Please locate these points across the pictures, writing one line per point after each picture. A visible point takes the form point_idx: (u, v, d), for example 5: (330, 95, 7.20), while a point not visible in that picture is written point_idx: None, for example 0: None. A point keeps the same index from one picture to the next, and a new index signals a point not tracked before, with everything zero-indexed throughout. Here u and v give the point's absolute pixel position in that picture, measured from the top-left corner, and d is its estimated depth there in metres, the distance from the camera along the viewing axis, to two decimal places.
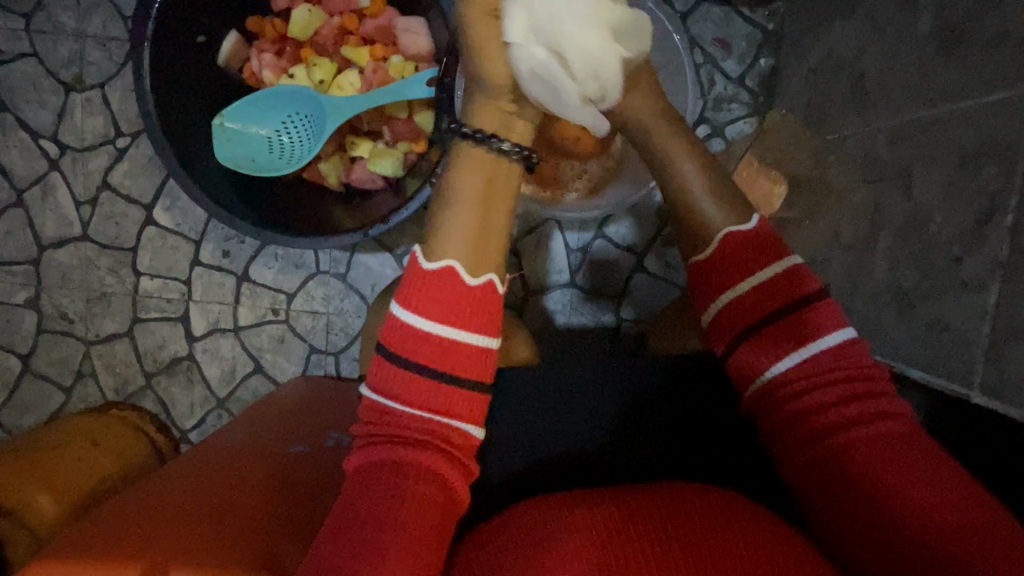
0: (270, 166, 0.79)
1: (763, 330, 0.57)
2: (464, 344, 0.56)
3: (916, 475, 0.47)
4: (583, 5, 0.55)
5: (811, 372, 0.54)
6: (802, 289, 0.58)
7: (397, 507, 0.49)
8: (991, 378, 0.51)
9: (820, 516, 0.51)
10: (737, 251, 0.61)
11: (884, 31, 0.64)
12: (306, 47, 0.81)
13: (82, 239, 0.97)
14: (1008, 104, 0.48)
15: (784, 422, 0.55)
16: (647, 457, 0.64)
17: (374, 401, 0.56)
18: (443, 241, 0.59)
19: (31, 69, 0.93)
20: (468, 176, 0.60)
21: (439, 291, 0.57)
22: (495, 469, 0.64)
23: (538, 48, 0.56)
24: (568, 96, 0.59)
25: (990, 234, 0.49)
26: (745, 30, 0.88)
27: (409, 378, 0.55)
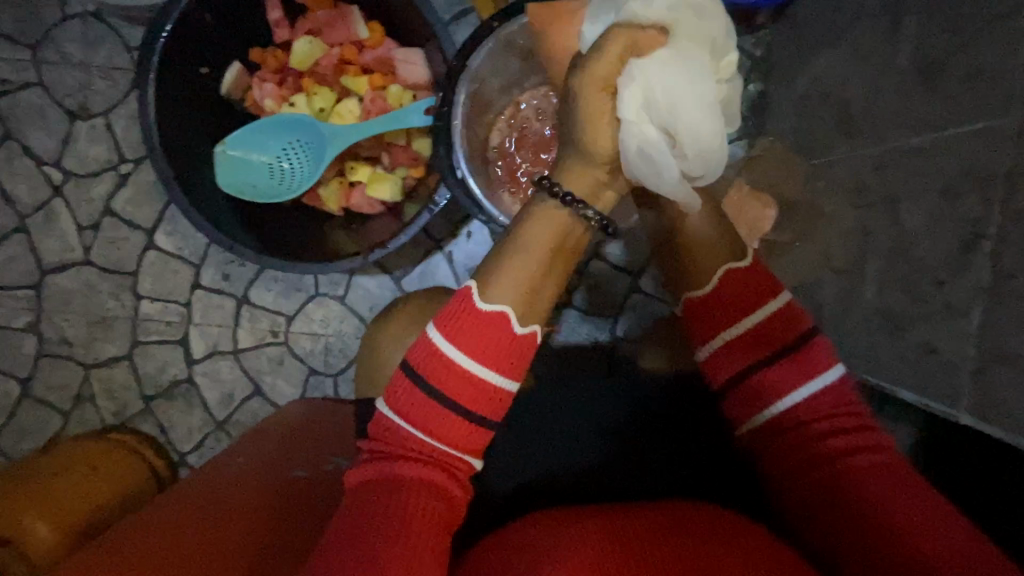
0: (271, 192, 0.81)
1: (771, 365, 0.57)
2: (480, 377, 0.53)
3: (911, 503, 0.48)
4: (701, 85, 0.50)
5: (806, 407, 0.56)
6: (802, 324, 0.58)
7: (392, 527, 0.49)
8: (978, 402, 0.52)
9: (814, 541, 0.51)
10: (734, 288, 0.60)
11: (869, 62, 0.66)
12: (307, 77, 0.83)
13: (84, 263, 0.98)
14: (986, 135, 0.50)
15: (783, 452, 0.56)
16: (643, 485, 0.64)
17: (379, 418, 0.56)
18: (503, 284, 0.54)
19: (37, 98, 0.95)
20: (546, 228, 0.54)
21: (485, 334, 0.53)
22: (490, 489, 0.64)
23: (651, 124, 0.49)
24: (670, 175, 0.52)
25: (973, 260, 0.51)
26: (735, 56, 0.91)
27: (416, 399, 0.54)
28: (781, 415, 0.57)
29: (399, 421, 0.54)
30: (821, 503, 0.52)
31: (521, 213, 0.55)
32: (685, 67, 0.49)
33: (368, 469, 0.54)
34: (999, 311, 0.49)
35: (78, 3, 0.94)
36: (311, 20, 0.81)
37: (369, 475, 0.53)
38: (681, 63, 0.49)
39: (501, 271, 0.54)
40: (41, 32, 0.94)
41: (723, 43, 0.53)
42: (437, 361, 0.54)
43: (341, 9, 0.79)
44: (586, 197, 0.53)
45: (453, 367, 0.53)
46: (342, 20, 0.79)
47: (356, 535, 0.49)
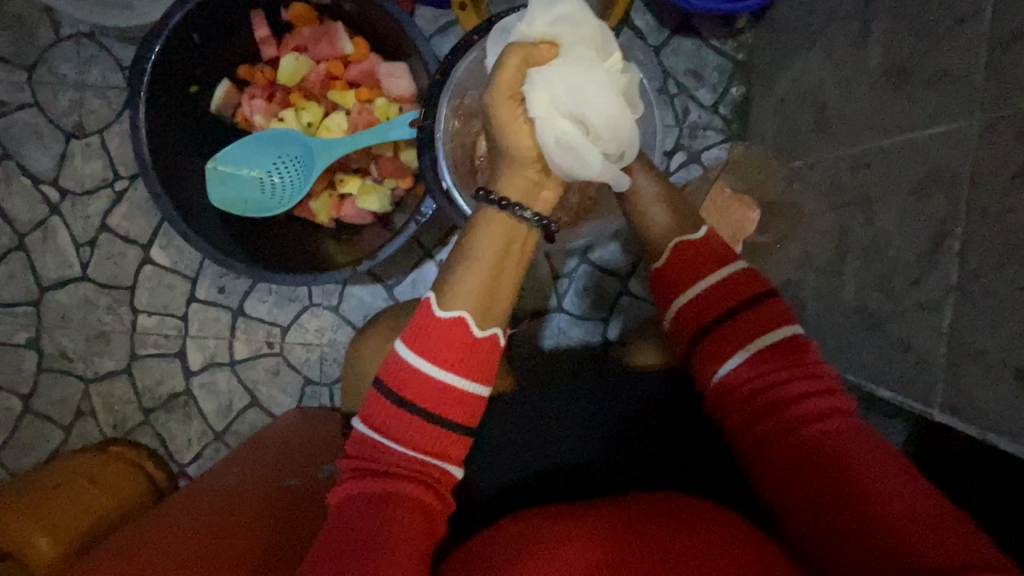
0: (262, 206, 0.82)
1: (711, 336, 0.61)
2: (454, 388, 0.55)
3: (869, 467, 0.50)
4: (598, 74, 0.54)
5: (764, 372, 0.57)
6: (752, 288, 0.61)
7: (376, 539, 0.50)
8: (951, 397, 0.53)
9: (782, 509, 0.53)
10: (687, 257, 0.64)
11: (842, 66, 0.67)
12: (295, 92, 0.85)
13: (82, 279, 1.00)
14: (952, 136, 0.51)
15: (745, 421, 0.57)
16: (622, 466, 0.66)
17: (355, 436, 0.57)
18: (457, 294, 0.56)
19: (33, 119, 0.97)
20: (493, 234, 0.55)
21: (447, 340, 0.55)
22: (477, 490, 0.65)
23: (562, 119, 0.52)
24: (594, 159, 0.55)
25: (942, 258, 0.52)
26: (716, 60, 0.92)
27: (391, 413, 0.55)
28: (739, 382, 0.58)
29: (376, 436, 0.56)
30: (782, 472, 0.54)
31: (468, 223, 0.57)
32: (577, 65, 0.53)
33: (350, 486, 0.55)
34: (968, 309, 0.50)
35: (72, 25, 0.96)
36: (296, 37, 0.82)
37: (350, 492, 0.54)
38: (574, 65, 0.53)
39: (453, 279, 0.56)
40: (36, 54, 0.96)
41: (608, 42, 0.58)
42: (413, 373, 0.55)
43: (326, 26, 0.81)
44: (518, 198, 0.55)
45: (427, 381, 0.55)
46: (328, 36, 0.81)
47: (340, 549, 0.50)
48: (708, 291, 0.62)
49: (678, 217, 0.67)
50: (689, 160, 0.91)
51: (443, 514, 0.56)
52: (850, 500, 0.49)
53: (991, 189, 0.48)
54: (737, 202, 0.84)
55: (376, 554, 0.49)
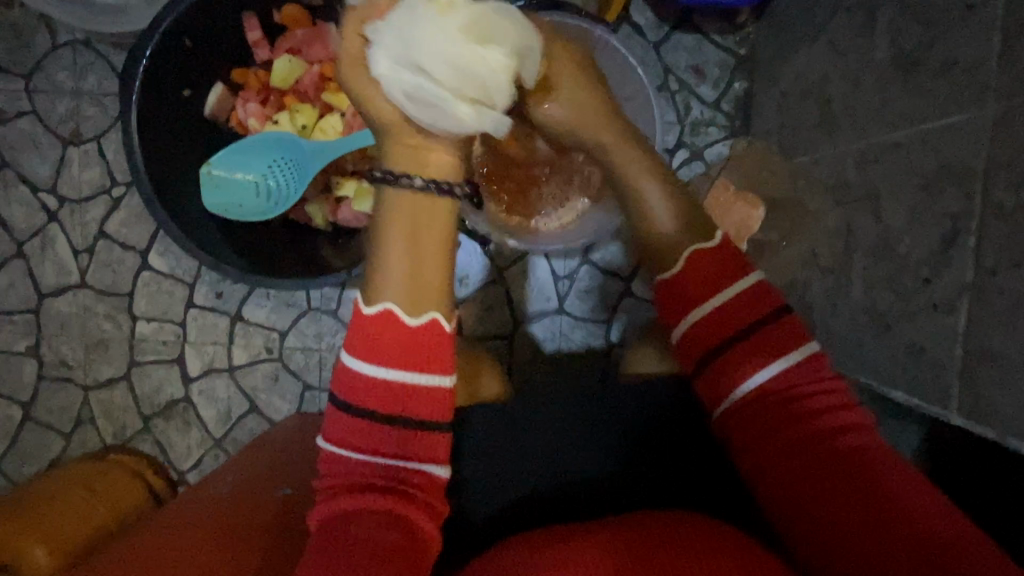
0: (259, 210, 0.81)
1: (726, 350, 0.58)
2: (417, 388, 0.56)
3: (889, 489, 0.48)
4: (435, 10, 0.50)
5: (780, 389, 0.55)
6: (765, 302, 0.59)
7: (369, 551, 0.48)
8: (966, 401, 0.50)
9: (792, 530, 0.51)
10: (698, 269, 0.61)
11: (846, 58, 0.65)
12: (289, 94, 0.84)
13: (80, 287, 0.99)
14: (964, 128, 0.49)
15: (757, 439, 0.55)
16: (622, 482, 0.64)
17: (328, 454, 0.56)
18: (383, 287, 0.57)
19: (31, 127, 0.97)
20: (398, 218, 0.57)
21: (382, 335, 0.56)
22: (475, 506, 0.64)
23: (403, 72, 0.50)
24: (452, 109, 0.51)
25: (956, 254, 0.50)
26: (718, 56, 0.90)
27: (363, 424, 0.55)
28: (752, 399, 0.56)
29: (354, 449, 0.55)
30: (793, 492, 0.51)
31: (376, 212, 0.58)
32: (419, 16, 0.50)
33: (330, 503, 0.53)
34: (983, 307, 0.48)
35: (67, 32, 0.95)
36: (289, 39, 0.82)
37: (330, 510, 0.52)
38: (409, 7, 0.50)
39: (374, 272, 0.58)
40: (32, 62, 0.96)
41: None
42: (375, 379, 0.56)
43: (319, 28, 0.80)
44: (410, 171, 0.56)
45: (388, 384, 0.56)
46: (321, 38, 0.80)
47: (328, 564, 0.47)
48: (720, 306, 0.59)
49: (686, 223, 0.64)
50: (691, 158, 0.89)
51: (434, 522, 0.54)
52: (867, 522, 0.47)
53: (1007, 182, 0.45)
54: (741, 199, 0.83)
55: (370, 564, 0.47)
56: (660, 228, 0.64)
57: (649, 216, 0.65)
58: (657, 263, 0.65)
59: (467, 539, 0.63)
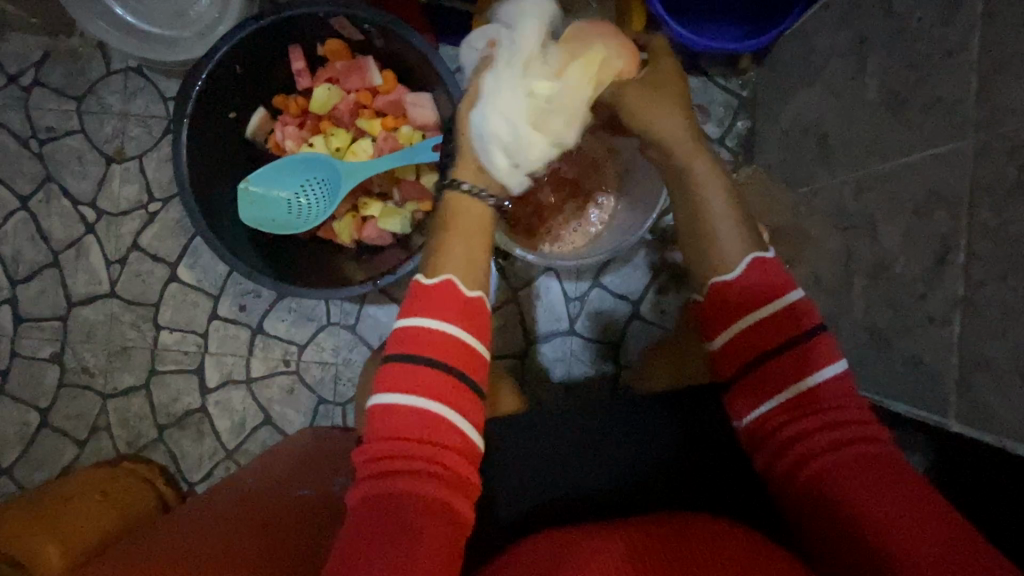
0: (288, 225, 0.86)
1: (777, 358, 0.59)
2: (466, 347, 0.60)
3: (892, 495, 0.50)
4: (516, 82, 0.63)
5: (799, 403, 0.57)
6: (807, 322, 0.60)
7: (405, 543, 0.50)
8: (964, 407, 0.53)
9: (812, 535, 0.54)
10: (752, 281, 0.61)
11: (842, 98, 0.72)
12: (326, 119, 0.91)
13: (108, 296, 1.03)
14: (950, 157, 0.54)
15: (774, 450, 0.57)
16: (641, 487, 0.66)
17: (377, 419, 0.58)
18: (438, 262, 0.63)
19: (78, 145, 1.03)
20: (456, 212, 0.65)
21: (443, 298, 0.61)
22: (489, 518, 0.65)
23: (482, 114, 0.63)
24: (490, 159, 0.64)
25: (947, 271, 0.54)
26: (723, 97, 0.97)
27: (413, 373, 0.58)
28: (768, 413, 0.58)
29: (403, 419, 0.57)
30: (807, 503, 0.54)
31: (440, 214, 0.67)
32: (494, 74, 0.64)
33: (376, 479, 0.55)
34: (976, 320, 0.51)
35: (121, 59, 1.03)
36: (330, 70, 0.89)
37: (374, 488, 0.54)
38: (505, 71, 0.63)
39: (440, 251, 0.64)
40: (85, 86, 1.03)
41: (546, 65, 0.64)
42: (432, 333, 0.59)
43: (358, 60, 0.87)
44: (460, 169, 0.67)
45: (444, 336, 0.59)
46: (359, 70, 0.87)
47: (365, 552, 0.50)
48: (768, 320, 0.60)
49: (743, 237, 0.63)
50: None
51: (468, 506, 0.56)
52: (874, 528, 0.49)
53: (990, 203, 0.50)
54: None
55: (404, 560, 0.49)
56: (721, 251, 0.63)
57: (715, 235, 0.63)
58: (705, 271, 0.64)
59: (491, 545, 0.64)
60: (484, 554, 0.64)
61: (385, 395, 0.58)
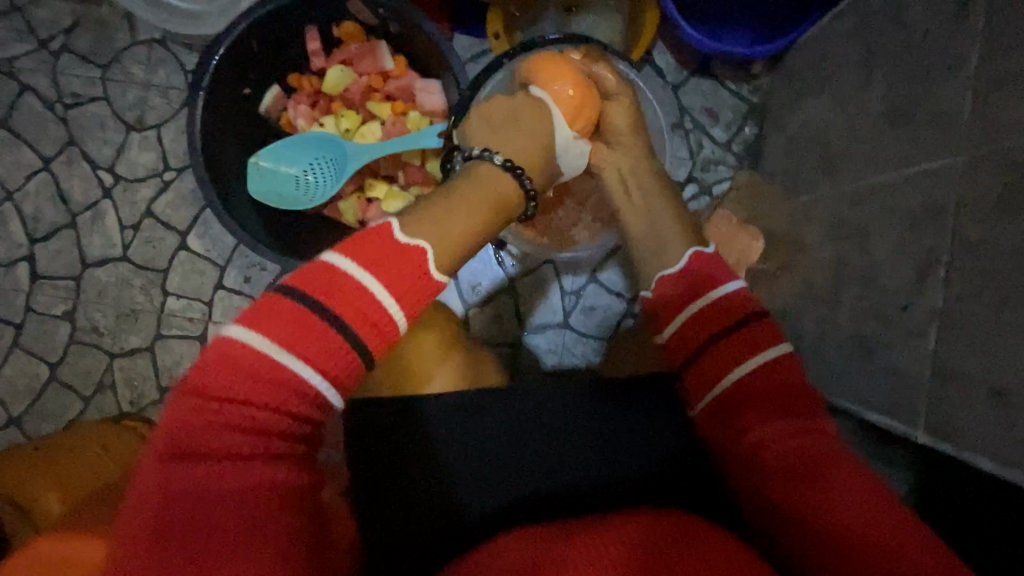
0: (295, 201, 0.88)
1: (720, 343, 0.61)
2: (381, 313, 0.54)
3: (838, 485, 0.51)
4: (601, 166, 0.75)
5: (748, 389, 0.59)
6: (749, 307, 0.63)
7: (203, 493, 0.46)
8: (933, 419, 0.54)
9: (766, 528, 0.53)
10: (706, 266, 0.66)
11: (846, 109, 0.72)
12: (337, 100, 0.92)
13: (121, 259, 1.07)
14: (942, 171, 0.55)
15: (731, 440, 0.58)
16: (614, 482, 0.64)
17: (217, 367, 0.50)
18: (436, 233, 0.60)
19: (101, 111, 1.07)
20: (472, 190, 0.64)
21: (401, 262, 0.57)
22: (440, 505, 0.63)
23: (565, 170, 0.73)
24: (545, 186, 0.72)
25: (929, 285, 0.54)
26: (732, 102, 0.97)
27: (290, 316, 0.52)
28: (722, 395, 0.60)
29: (244, 381, 0.50)
30: (765, 495, 0.54)
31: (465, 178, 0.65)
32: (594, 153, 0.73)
33: (195, 443, 0.48)
34: (952, 332, 0.52)
35: (147, 31, 1.06)
36: (344, 52, 0.90)
37: (189, 451, 0.48)
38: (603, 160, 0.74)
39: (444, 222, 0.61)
40: (112, 55, 1.06)
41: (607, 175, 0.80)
42: (352, 284, 0.54)
43: (370, 44, 0.88)
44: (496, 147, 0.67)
45: (361, 294, 0.54)
46: (370, 53, 0.89)
47: (160, 526, 0.45)
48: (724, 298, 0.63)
49: (688, 234, 0.68)
50: (700, 192, 0.95)
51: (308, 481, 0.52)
52: (824, 529, 0.49)
53: (975, 219, 0.50)
54: (743, 231, 0.88)
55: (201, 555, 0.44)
56: (664, 247, 0.68)
57: (664, 228, 0.69)
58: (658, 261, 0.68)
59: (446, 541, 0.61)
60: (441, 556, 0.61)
61: (242, 329, 0.52)
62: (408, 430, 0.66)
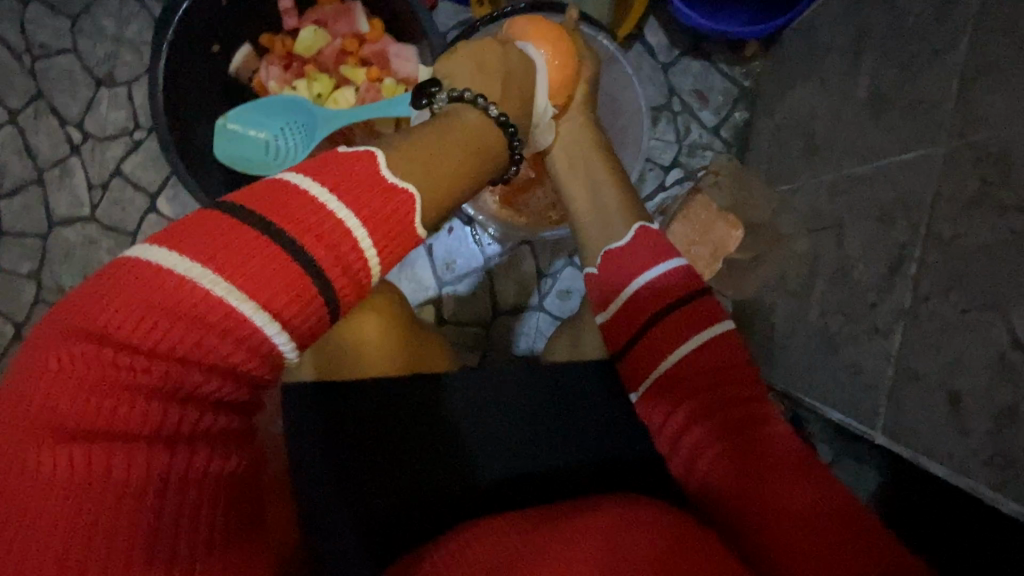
0: (262, 166, 0.84)
1: (655, 327, 0.60)
2: (347, 241, 0.41)
3: (784, 473, 0.48)
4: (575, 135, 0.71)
5: (690, 371, 0.57)
6: (693, 284, 0.61)
7: (97, 469, 0.34)
8: (890, 420, 0.52)
9: (720, 517, 0.49)
10: (653, 239, 0.64)
11: (832, 95, 0.69)
12: (310, 63, 0.89)
13: (89, 220, 1.04)
14: (920, 162, 0.52)
15: (679, 426, 0.55)
16: (608, 458, 0.62)
17: (127, 303, 0.36)
18: (419, 169, 0.48)
19: (69, 65, 1.03)
20: (463, 131, 0.54)
21: (367, 190, 0.44)
22: (432, 480, 0.58)
23: (541, 129, 0.68)
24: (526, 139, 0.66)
25: (898, 282, 0.52)
26: (722, 84, 0.93)
27: (226, 244, 0.38)
28: (665, 374, 0.58)
29: (170, 330, 0.36)
30: (721, 485, 0.50)
31: (443, 116, 0.55)
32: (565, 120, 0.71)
33: (97, 405, 0.35)
34: (916, 331, 0.50)
35: None
36: (318, 12, 0.87)
37: (87, 415, 0.35)
38: (571, 129, 0.71)
39: (424, 156, 0.49)
40: (81, 6, 1.02)
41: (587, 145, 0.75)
42: (304, 203, 0.41)
43: (345, 5, 0.86)
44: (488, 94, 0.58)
45: (320, 215, 0.41)
46: (346, 14, 0.87)
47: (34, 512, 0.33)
48: (673, 274, 0.61)
49: (634, 212, 0.67)
50: (684, 177, 0.92)
51: (243, 461, 0.42)
52: (778, 519, 0.46)
53: (948, 215, 0.48)
54: (721, 218, 0.84)
55: (104, 558, 0.34)
56: (609, 226, 0.67)
57: (602, 208, 0.68)
58: (603, 239, 0.67)
59: (442, 512, 0.57)
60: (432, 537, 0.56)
61: (169, 253, 0.38)
62: (369, 409, 0.61)
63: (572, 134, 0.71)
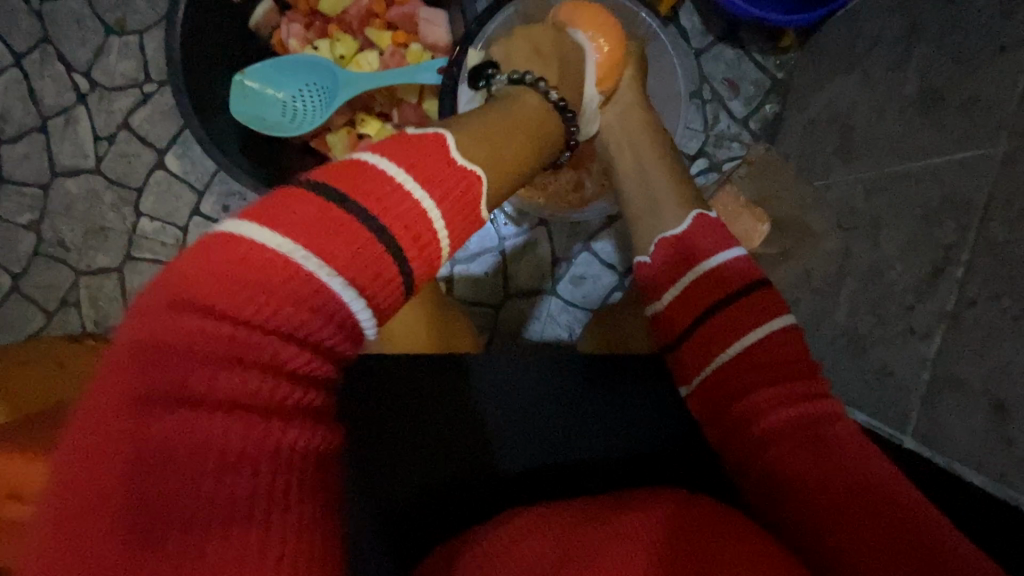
0: (278, 128, 0.81)
1: (715, 318, 0.57)
2: (419, 214, 0.41)
3: (853, 474, 0.46)
4: (625, 118, 0.70)
5: (760, 360, 0.54)
6: (752, 274, 0.58)
7: (183, 449, 0.31)
8: (926, 425, 0.52)
9: (778, 516, 0.48)
10: (708, 229, 0.62)
11: (874, 91, 0.67)
12: (334, 23, 0.86)
13: (93, 172, 1.00)
14: (975, 163, 0.51)
15: (735, 423, 0.53)
16: (642, 450, 0.61)
17: (210, 276, 0.35)
18: (485, 149, 0.49)
19: (77, 8, 0.98)
20: (522, 114, 0.55)
21: (435, 165, 0.44)
22: (469, 462, 0.59)
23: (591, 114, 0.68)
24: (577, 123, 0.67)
25: (941, 284, 0.51)
26: (755, 75, 0.91)
27: (317, 218, 0.37)
28: (725, 368, 0.55)
29: (266, 303, 0.35)
30: (772, 482, 0.49)
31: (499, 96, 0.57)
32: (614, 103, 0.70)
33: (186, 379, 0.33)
34: (957, 337, 0.49)
35: None
36: None
37: (171, 389, 0.32)
38: (621, 112, 0.70)
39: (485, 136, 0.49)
40: None
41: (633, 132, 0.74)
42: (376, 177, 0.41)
43: None
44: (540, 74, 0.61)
45: (388, 186, 0.40)
46: None
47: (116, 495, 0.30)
48: (729, 266, 0.59)
49: (686, 198, 0.66)
50: (708, 168, 0.90)
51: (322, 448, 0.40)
52: (841, 520, 0.44)
53: (1004, 218, 0.47)
54: (749, 210, 0.81)
55: None
56: (663, 214, 0.65)
57: (656, 194, 0.66)
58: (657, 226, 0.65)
59: (487, 494, 0.59)
60: (474, 513, 0.58)
61: (261, 228, 0.36)
62: (403, 389, 0.61)
63: (622, 118, 0.70)
